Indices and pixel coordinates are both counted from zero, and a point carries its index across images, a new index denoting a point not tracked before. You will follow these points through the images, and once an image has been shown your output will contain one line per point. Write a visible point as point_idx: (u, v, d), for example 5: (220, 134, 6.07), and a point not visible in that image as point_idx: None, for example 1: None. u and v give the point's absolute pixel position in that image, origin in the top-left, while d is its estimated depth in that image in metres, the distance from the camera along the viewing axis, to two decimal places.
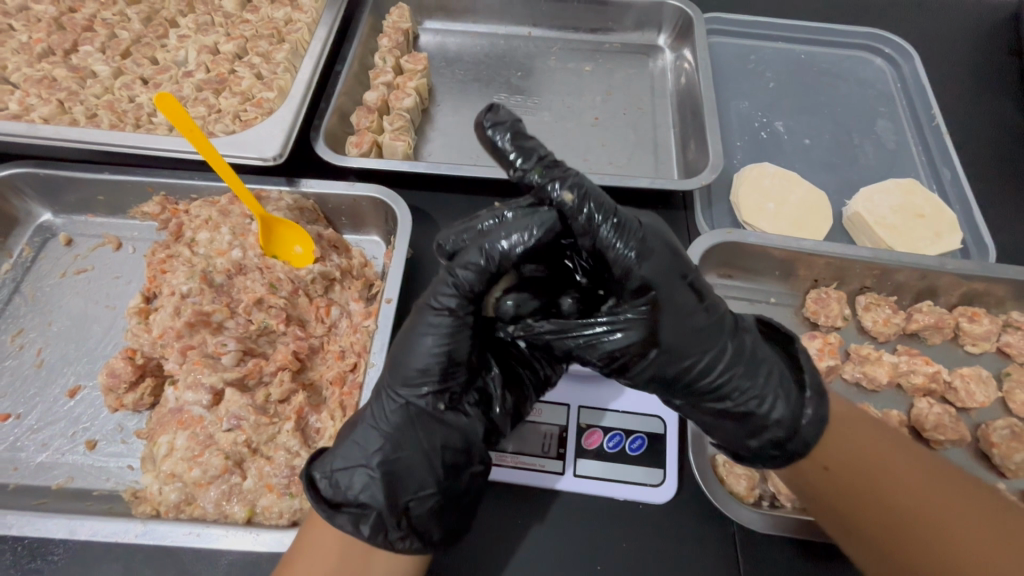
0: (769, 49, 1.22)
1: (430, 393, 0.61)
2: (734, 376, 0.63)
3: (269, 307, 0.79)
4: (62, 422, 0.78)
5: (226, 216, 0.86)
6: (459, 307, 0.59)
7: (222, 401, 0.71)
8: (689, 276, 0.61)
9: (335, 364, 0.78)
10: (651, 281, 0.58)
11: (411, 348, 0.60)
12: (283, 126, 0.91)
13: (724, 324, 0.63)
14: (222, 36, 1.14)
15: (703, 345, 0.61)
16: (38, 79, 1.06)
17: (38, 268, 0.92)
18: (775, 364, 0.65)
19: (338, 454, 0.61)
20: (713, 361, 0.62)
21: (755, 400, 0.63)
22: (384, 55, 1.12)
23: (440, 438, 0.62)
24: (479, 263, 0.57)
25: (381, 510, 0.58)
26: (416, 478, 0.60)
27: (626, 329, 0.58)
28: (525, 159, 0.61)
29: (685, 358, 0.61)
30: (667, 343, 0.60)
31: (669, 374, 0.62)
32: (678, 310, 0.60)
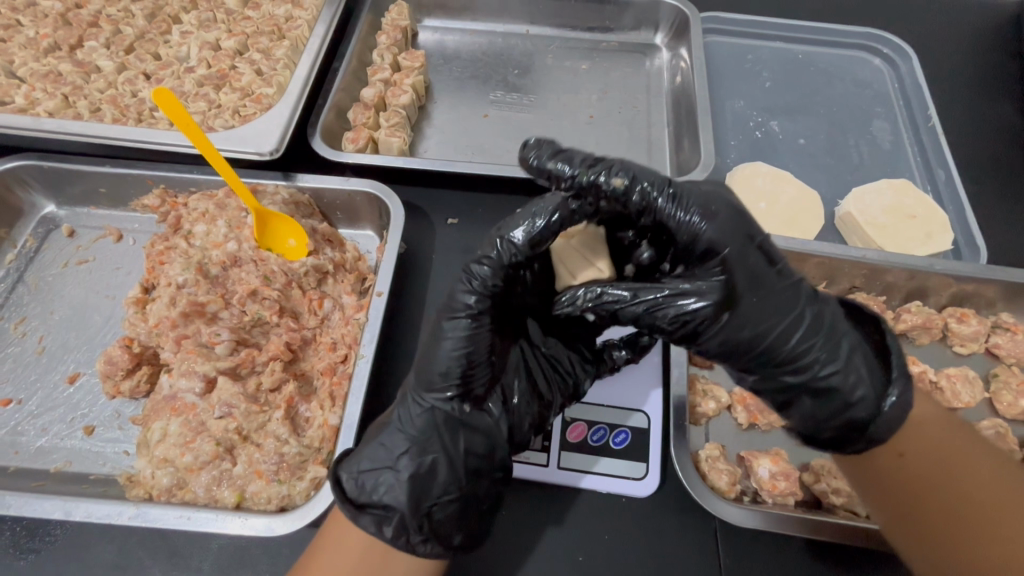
0: (766, 49, 1.22)
1: (454, 396, 0.62)
2: (812, 348, 0.61)
3: (263, 298, 0.81)
4: (61, 408, 0.80)
5: (223, 209, 0.87)
6: (479, 305, 0.60)
7: (214, 389, 0.73)
8: (759, 240, 0.61)
9: (327, 355, 0.80)
10: (722, 244, 0.58)
11: (433, 352, 0.61)
12: (279, 122, 0.93)
13: (802, 291, 0.62)
14: (223, 33, 1.17)
15: (783, 312, 0.60)
16: (44, 74, 1.08)
17: (41, 258, 0.94)
18: (853, 337, 0.64)
19: (364, 457, 0.62)
20: (791, 330, 0.60)
21: (842, 380, 0.62)
22: (382, 52, 1.13)
23: (471, 442, 0.63)
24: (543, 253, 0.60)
25: (405, 514, 0.59)
26: (441, 483, 0.61)
27: (700, 292, 0.57)
28: (568, 166, 0.61)
29: (760, 325, 0.60)
30: (743, 309, 0.59)
31: (746, 348, 0.60)
32: (753, 276, 0.59)
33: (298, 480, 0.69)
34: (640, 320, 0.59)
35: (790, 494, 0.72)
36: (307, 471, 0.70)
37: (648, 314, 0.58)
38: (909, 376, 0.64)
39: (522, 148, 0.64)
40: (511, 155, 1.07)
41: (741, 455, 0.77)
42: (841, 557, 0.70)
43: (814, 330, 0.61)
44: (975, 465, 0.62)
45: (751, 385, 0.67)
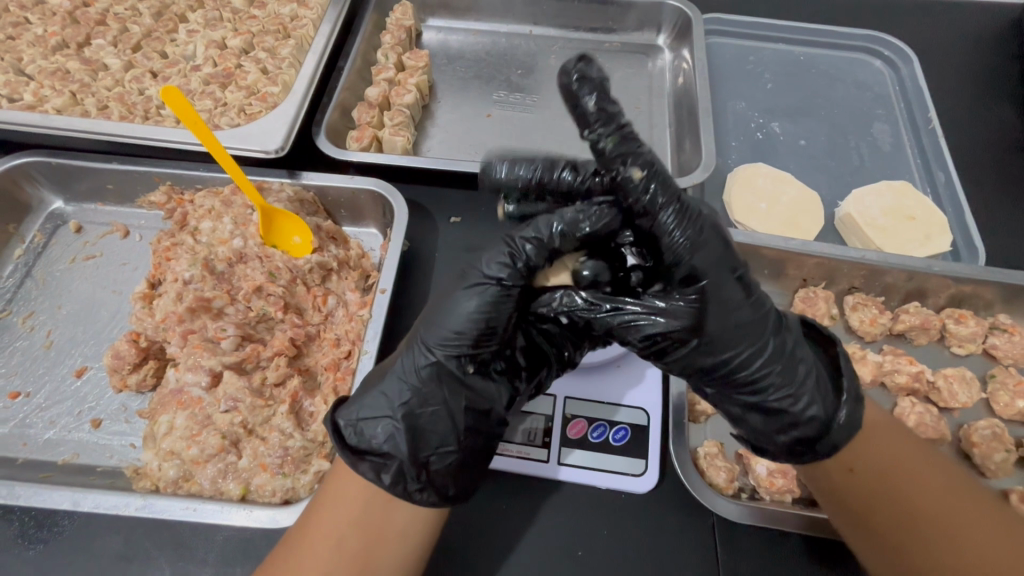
0: (768, 50, 1.23)
1: (461, 355, 0.62)
2: (773, 375, 0.61)
3: (268, 295, 0.82)
4: (69, 401, 0.81)
5: (229, 206, 0.88)
6: (508, 277, 0.59)
7: (220, 383, 0.74)
8: (741, 272, 0.58)
9: (330, 351, 0.81)
10: (704, 272, 0.56)
11: (450, 310, 0.61)
12: (285, 120, 0.94)
13: (770, 323, 0.62)
14: (229, 32, 1.18)
15: (750, 339, 0.60)
16: (52, 71, 1.10)
17: (49, 254, 0.95)
18: (813, 363, 0.64)
19: (366, 406, 0.62)
20: (752, 358, 0.60)
21: (799, 403, 0.62)
22: (386, 52, 1.14)
23: (470, 399, 0.63)
24: (539, 237, 0.58)
25: (403, 462, 0.60)
26: (441, 436, 0.62)
27: (671, 312, 0.58)
28: (603, 126, 0.55)
29: (723, 350, 0.60)
30: (713, 334, 0.59)
31: (707, 368, 0.61)
32: (727, 305, 0.58)
33: (302, 473, 0.70)
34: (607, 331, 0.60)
35: (788, 492, 0.73)
36: (311, 465, 0.71)
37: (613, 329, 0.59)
38: (862, 398, 0.65)
39: (572, 59, 0.57)
40: (514, 154, 1.08)
41: (739, 453, 0.78)
42: (838, 554, 0.70)
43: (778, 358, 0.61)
44: (927, 481, 0.63)
45: (705, 395, 0.67)
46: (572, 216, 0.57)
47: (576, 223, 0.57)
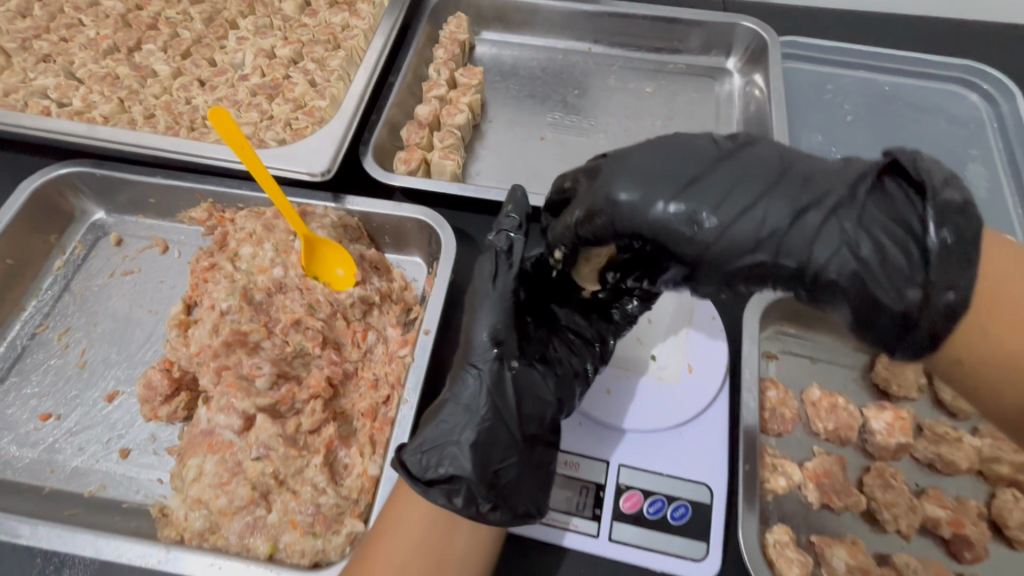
0: (849, 78, 1.13)
1: (498, 358, 0.65)
2: (809, 224, 0.48)
3: (306, 328, 0.77)
4: (99, 426, 0.79)
5: (270, 231, 0.83)
6: (503, 277, 0.68)
7: (252, 427, 0.69)
8: (677, 160, 0.53)
9: (368, 394, 0.76)
10: (589, 197, 0.57)
11: (475, 324, 0.67)
12: (333, 140, 0.89)
13: (770, 171, 0.51)
14: (279, 40, 1.14)
15: (741, 213, 0.50)
16: (102, 77, 1.08)
17: (89, 266, 0.93)
18: (851, 214, 0.48)
19: (427, 437, 0.63)
20: (775, 214, 0.49)
21: (851, 260, 0.47)
22: (439, 67, 1.09)
23: (525, 406, 0.65)
24: (501, 246, 0.70)
25: (472, 481, 0.60)
26: (506, 449, 0.63)
27: (656, 216, 0.52)
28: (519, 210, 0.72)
29: (732, 239, 0.50)
30: (707, 210, 0.50)
31: (760, 264, 0.50)
32: (680, 199, 0.51)
33: (334, 534, 0.65)
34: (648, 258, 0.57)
35: None
36: (343, 525, 0.66)
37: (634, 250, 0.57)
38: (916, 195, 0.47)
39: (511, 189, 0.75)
40: None
41: (812, 540, 0.69)
42: None
43: (802, 208, 0.49)
44: None
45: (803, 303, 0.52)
46: (507, 225, 0.71)
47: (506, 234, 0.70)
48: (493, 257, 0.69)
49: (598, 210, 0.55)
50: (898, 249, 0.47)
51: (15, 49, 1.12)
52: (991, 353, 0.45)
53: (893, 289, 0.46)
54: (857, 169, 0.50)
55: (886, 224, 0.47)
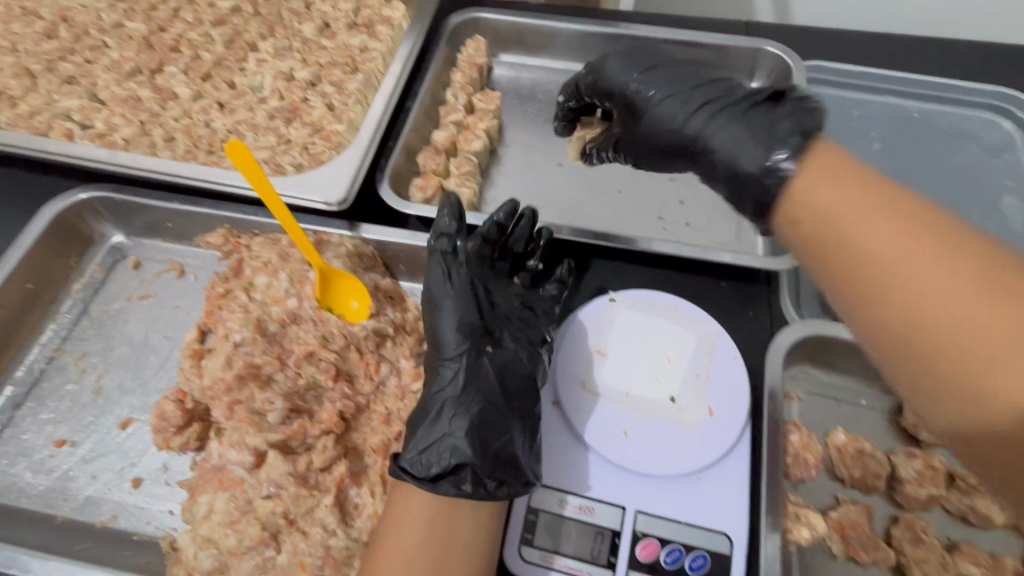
0: (876, 104, 1.10)
1: (469, 345, 0.73)
2: (702, 120, 0.74)
3: (319, 361, 0.77)
4: (112, 454, 0.79)
5: (285, 260, 0.83)
6: (456, 274, 0.77)
7: (264, 464, 0.69)
8: (665, 67, 0.82)
9: (380, 429, 0.76)
10: (612, 67, 0.87)
11: (441, 325, 0.75)
12: (350, 169, 0.89)
13: (704, 78, 0.78)
14: (298, 63, 1.15)
15: (675, 86, 0.79)
16: (124, 99, 1.09)
17: (107, 290, 0.94)
18: (739, 108, 0.71)
19: (420, 438, 0.68)
20: (695, 101, 0.76)
21: (731, 134, 0.70)
22: (456, 92, 1.08)
23: (505, 382, 0.72)
24: (449, 248, 0.78)
25: (474, 465, 0.65)
26: (499, 424, 0.69)
27: (626, 78, 0.85)
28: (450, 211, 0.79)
29: (662, 109, 0.78)
30: (653, 89, 0.81)
31: (677, 134, 0.76)
32: (648, 71, 0.83)
33: None
34: (633, 109, 0.84)
35: None
36: (353, 568, 0.66)
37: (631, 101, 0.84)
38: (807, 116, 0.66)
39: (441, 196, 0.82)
40: (585, 211, 1.00)
41: None
42: None
43: (718, 111, 0.73)
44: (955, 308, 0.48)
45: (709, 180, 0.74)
46: (445, 224, 0.78)
47: (448, 223, 0.78)
48: (441, 260, 0.77)
49: (596, 69, 0.90)
50: (776, 130, 0.66)
51: (40, 70, 1.13)
52: (808, 211, 0.58)
53: (757, 151, 0.65)
54: (790, 101, 0.69)
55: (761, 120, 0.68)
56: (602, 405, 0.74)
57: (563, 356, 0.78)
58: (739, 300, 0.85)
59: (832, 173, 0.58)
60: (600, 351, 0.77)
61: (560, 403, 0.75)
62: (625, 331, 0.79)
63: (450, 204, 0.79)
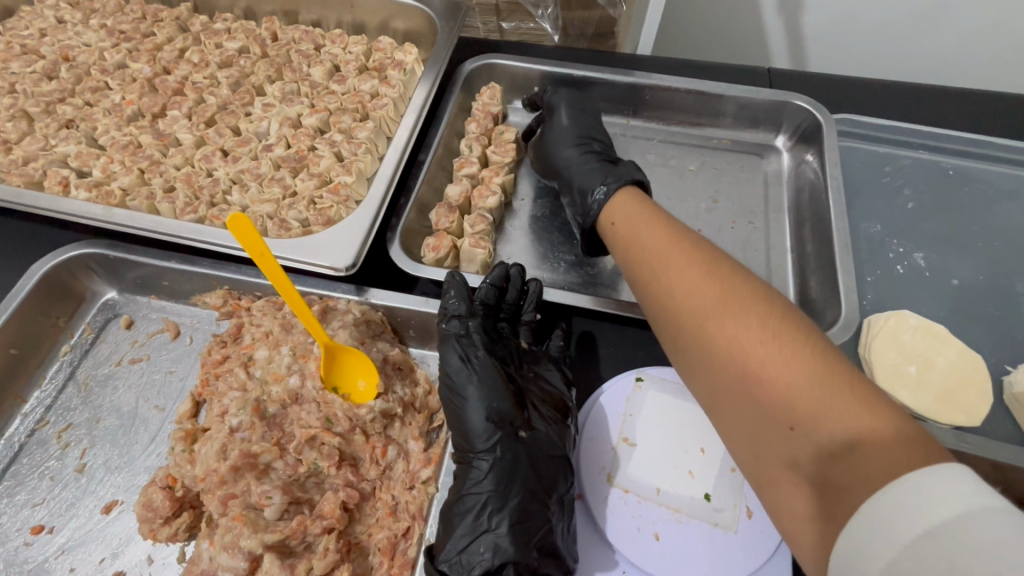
0: (909, 160, 1.05)
1: (499, 427, 0.66)
2: (575, 155, 0.93)
3: (322, 445, 0.71)
4: (92, 544, 0.72)
5: (288, 331, 0.78)
6: (473, 354, 0.71)
7: (259, 569, 0.63)
8: (577, 111, 1.01)
9: (385, 522, 0.69)
10: (548, 96, 1.05)
11: (464, 411, 0.68)
12: (359, 231, 0.83)
13: (592, 130, 0.98)
14: (306, 108, 1.11)
15: (570, 125, 0.98)
16: (124, 145, 1.05)
17: (97, 352, 0.88)
18: (603, 160, 0.92)
19: (457, 536, 0.62)
20: (574, 138, 0.96)
21: (587, 172, 0.90)
22: (471, 142, 1.04)
23: (542, 467, 0.65)
24: (460, 328, 0.73)
25: (517, 561, 0.59)
26: (541, 514, 0.62)
27: (549, 106, 1.04)
28: (455, 294, 0.76)
29: (552, 137, 0.98)
30: (559, 119, 1.00)
31: (552, 158, 0.97)
32: (565, 106, 1.02)
33: None
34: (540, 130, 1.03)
35: None
36: None
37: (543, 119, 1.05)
38: (639, 183, 0.85)
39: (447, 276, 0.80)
40: (602, 274, 0.94)
41: None
42: None
43: (591, 153, 0.93)
44: (708, 294, 0.60)
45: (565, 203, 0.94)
46: (453, 306, 0.75)
47: (456, 304, 0.75)
48: (455, 343, 0.72)
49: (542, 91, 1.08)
50: (613, 181, 0.85)
51: (38, 113, 1.09)
52: (622, 226, 0.77)
53: (596, 189, 0.85)
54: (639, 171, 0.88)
55: (613, 172, 0.87)
56: (631, 503, 0.68)
57: (588, 444, 0.72)
58: None
59: (639, 201, 0.80)
60: (627, 442, 0.72)
61: (584, 498, 0.68)
62: (653, 416, 0.73)
63: (452, 285, 0.77)
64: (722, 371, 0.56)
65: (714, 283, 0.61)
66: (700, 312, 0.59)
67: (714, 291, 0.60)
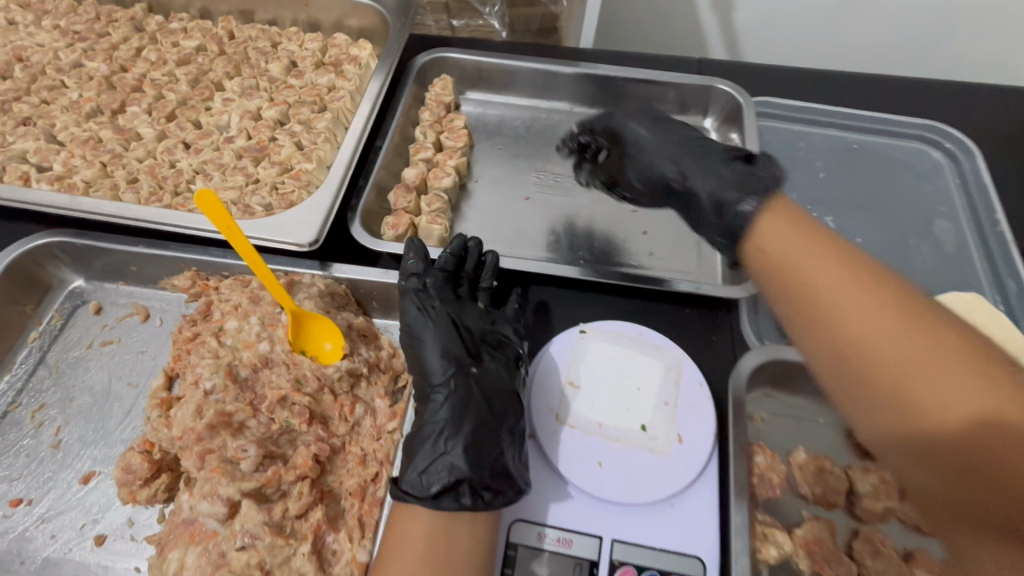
0: (820, 135, 1.18)
1: (453, 366, 0.75)
2: (687, 172, 0.92)
3: (293, 404, 0.76)
4: (72, 512, 0.76)
5: (256, 303, 0.83)
6: (431, 306, 0.79)
7: (237, 514, 0.68)
8: (657, 130, 0.99)
9: (356, 471, 0.76)
10: (619, 122, 1.04)
11: (422, 352, 0.77)
12: (320, 210, 0.89)
13: (687, 141, 0.96)
14: (265, 102, 1.16)
15: (663, 145, 0.97)
16: (84, 140, 1.08)
17: (66, 337, 0.91)
18: (714, 166, 0.89)
19: (417, 461, 0.69)
20: (674, 156, 0.95)
21: (708, 185, 0.88)
22: (425, 129, 1.11)
23: (493, 400, 0.74)
24: (419, 283, 0.81)
25: (472, 478, 0.67)
26: (491, 439, 0.70)
27: (625, 133, 1.02)
28: (414, 253, 0.83)
29: (650, 159, 0.97)
30: (647, 141, 0.99)
31: (664, 181, 0.95)
32: (647, 127, 1.01)
33: None
34: (624, 158, 1.02)
35: None
36: None
37: (620, 146, 1.03)
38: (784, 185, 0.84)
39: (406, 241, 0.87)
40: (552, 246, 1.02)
41: None
42: None
43: (700, 166, 0.90)
44: (890, 348, 0.63)
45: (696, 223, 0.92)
46: (412, 264, 0.83)
47: (414, 262, 0.82)
48: (414, 294, 0.80)
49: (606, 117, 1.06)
50: (761, 190, 0.83)
51: None
52: (774, 255, 0.75)
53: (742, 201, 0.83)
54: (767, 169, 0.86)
55: (741, 178, 0.85)
56: (576, 436, 0.76)
57: (538, 389, 0.80)
58: (703, 328, 0.88)
59: (795, 222, 0.77)
60: (572, 384, 0.80)
61: (536, 438, 0.76)
62: (595, 362, 0.82)
63: (412, 246, 0.84)
64: (912, 424, 0.61)
65: (914, 336, 0.62)
66: (894, 367, 0.62)
67: (908, 346, 0.62)
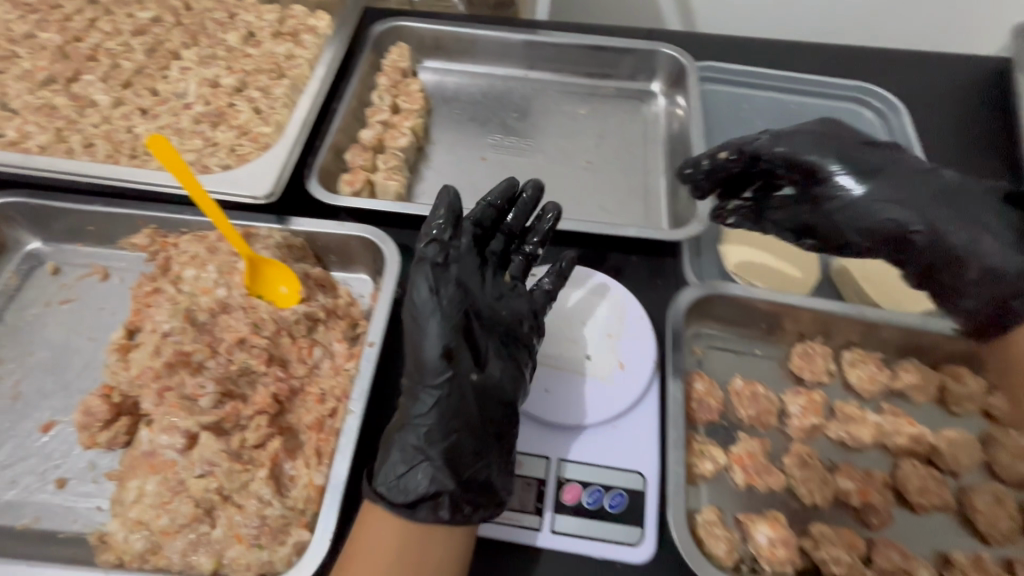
0: (761, 97, 1.24)
1: (451, 370, 0.67)
2: (953, 234, 0.77)
3: (251, 346, 0.79)
4: (33, 459, 0.77)
5: (214, 253, 0.86)
6: (442, 290, 0.70)
7: (196, 445, 0.70)
8: (834, 167, 0.83)
9: (314, 408, 0.78)
10: (774, 150, 0.85)
11: (424, 337, 0.69)
12: (276, 165, 0.92)
13: (904, 187, 0.81)
14: (222, 70, 1.17)
15: (883, 192, 0.80)
16: (38, 107, 1.08)
17: (23, 296, 0.92)
18: (976, 231, 0.77)
19: (396, 461, 0.66)
20: (923, 210, 0.79)
21: (980, 249, 0.77)
22: (382, 94, 1.14)
23: (490, 410, 0.69)
24: (433, 258, 0.72)
25: (452, 494, 0.64)
26: (479, 452, 0.67)
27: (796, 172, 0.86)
28: (441, 220, 0.74)
29: (871, 212, 0.81)
30: (855, 186, 0.82)
31: (895, 232, 0.80)
32: (818, 162, 0.84)
33: (279, 544, 0.67)
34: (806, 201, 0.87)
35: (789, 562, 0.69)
36: (290, 535, 0.68)
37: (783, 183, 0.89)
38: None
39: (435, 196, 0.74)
40: None
41: (738, 518, 0.74)
42: None
43: (955, 225, 0.78)
44: None
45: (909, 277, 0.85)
46: (433, 231, 0.73)
47: (440, 231, 0.73)
48: (427, 269, 0.71)
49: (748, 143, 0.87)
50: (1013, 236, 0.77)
51: None
52: None
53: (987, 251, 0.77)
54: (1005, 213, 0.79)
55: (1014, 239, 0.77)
56: None
57: None
58: (647, 270, 0.93)
59: None
60: None
61: None
62: None
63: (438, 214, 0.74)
64: None
65: None
66: None
67: None
